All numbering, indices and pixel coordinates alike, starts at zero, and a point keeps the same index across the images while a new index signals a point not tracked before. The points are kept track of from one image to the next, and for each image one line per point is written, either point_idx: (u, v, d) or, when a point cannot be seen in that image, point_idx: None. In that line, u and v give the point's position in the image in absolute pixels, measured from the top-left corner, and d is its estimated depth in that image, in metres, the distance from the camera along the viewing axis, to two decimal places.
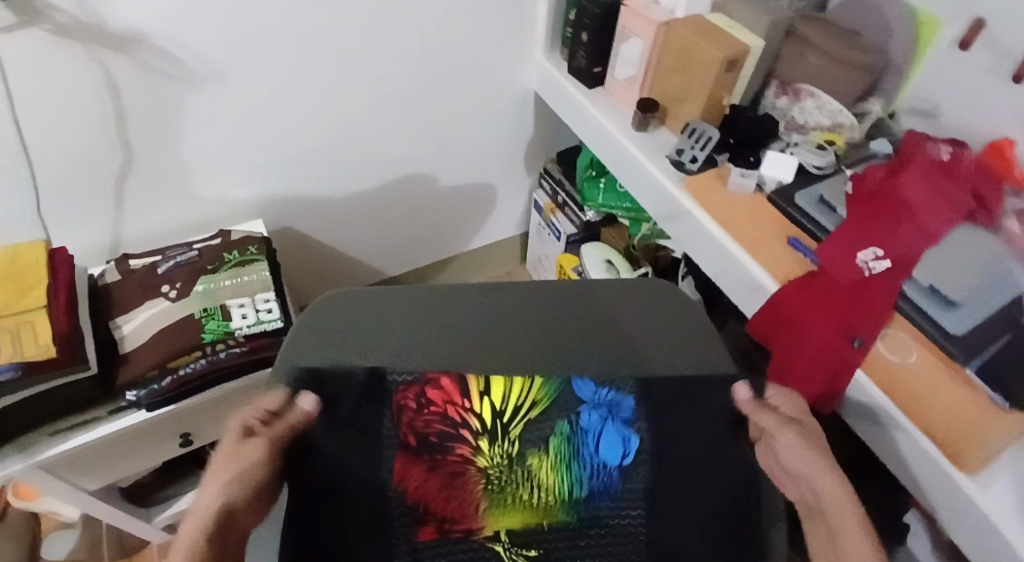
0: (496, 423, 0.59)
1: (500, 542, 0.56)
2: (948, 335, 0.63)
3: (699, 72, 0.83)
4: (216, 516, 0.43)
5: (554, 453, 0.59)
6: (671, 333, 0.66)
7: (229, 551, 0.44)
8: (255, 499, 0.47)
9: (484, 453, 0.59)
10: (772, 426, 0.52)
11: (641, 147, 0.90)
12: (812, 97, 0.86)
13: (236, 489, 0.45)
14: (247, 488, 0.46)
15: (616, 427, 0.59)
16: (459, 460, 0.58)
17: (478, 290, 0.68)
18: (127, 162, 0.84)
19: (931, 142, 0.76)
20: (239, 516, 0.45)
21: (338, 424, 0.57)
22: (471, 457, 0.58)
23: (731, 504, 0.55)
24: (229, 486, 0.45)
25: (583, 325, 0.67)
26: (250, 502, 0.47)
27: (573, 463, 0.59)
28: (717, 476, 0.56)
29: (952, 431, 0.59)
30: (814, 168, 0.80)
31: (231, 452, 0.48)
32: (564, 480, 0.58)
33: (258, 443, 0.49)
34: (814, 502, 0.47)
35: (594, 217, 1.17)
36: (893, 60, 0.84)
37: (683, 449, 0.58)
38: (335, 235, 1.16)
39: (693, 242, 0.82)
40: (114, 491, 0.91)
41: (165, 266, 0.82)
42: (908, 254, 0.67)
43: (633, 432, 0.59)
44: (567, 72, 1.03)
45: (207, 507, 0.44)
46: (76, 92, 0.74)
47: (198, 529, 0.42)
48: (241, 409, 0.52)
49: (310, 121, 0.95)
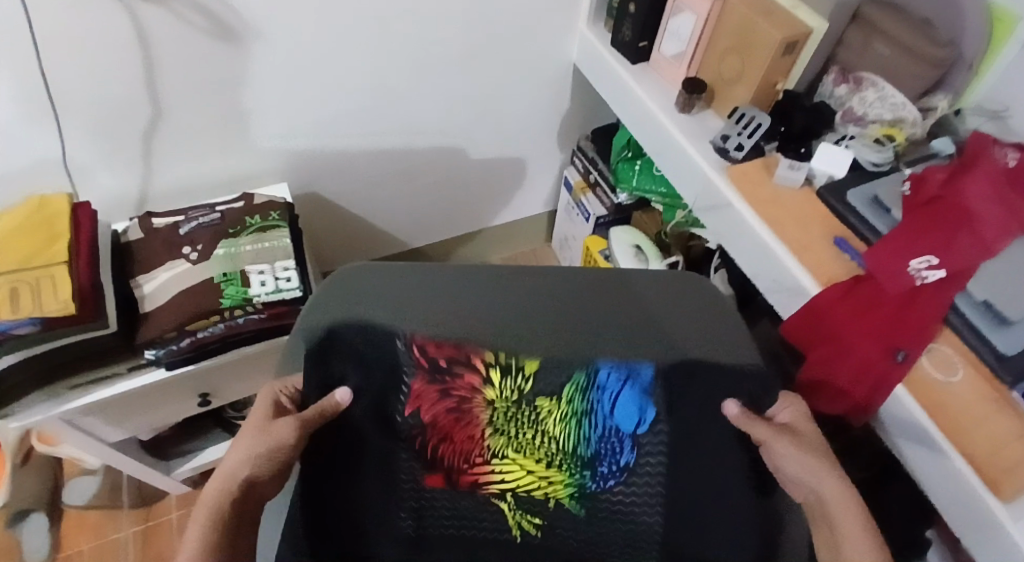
0: (512, 383, 0.58)
1: (505, 502, 0.61)
2: (999, 357, 0.59)
3: (754, 53, 0.78)
4: (238, 487, 0.45)
5: (567, 401, 0.58)
6: (691, 314, 0.59)
7: (245, 519, 0.46)
8: (278, 473, 0.48)
9: (495, 388, 0.58)
10: (766, 435, 0.52)
11: (684, 130, 0.85)
12: (874, 86, 0.79)
13: (261, 463, 0.47)
14: (273, 464, 0.47)
15: (634, 393, 0.57)
16: (466, 389, 0.58)
17: (486, 273, 0.60)
18: (155, 117, 0.83)
19: (996, 144, 0.69)
20: (259, 487, 0.47)
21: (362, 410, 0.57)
22: (479, 388, 0.58)
23: (754, 523, 0.54)
24: (254, 460, 0.47)
25: (608, 306, 0.59)
26: (273, 474, 0.48)
27: (585, 419, 0.59)
28: (739, 496, 0.55)
29: (990, 458, 0.55)
30: (870, 165, 0.75)
31: (259, 428, 0.49)
32: (575, 436, 0.59)
33: (287, 423, 0.49)
34: (815, 502, 0.47)
35: (626, 200, 1.13)
36: (964, 54, 0.73)
37: (700, 451, 0.56)
38: (361, 202, 1.14)
39: (731, 236, 0.78)
40: (133, 443, 0.93)
41: (188, 227, 0.81)
42: (965, 266, 0.62)
43: (651, 402, 0.57)
44: (611, 45, 0.98)
45: (231, 476, 0.46)
46: (107, 43, 0.72)
47: (224, 492, 0.45)
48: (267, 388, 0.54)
49: (342, 82, 0.92)
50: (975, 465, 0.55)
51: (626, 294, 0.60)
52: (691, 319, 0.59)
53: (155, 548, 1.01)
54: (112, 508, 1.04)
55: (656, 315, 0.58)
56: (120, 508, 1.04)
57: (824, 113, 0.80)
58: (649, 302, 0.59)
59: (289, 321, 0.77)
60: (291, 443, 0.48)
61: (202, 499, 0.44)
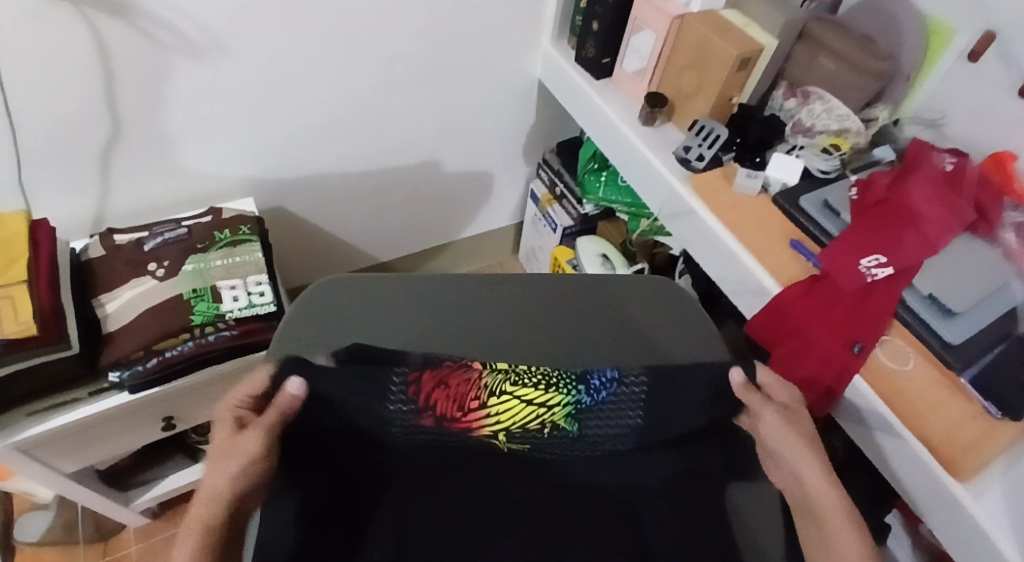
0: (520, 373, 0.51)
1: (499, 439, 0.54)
2: (946, 344, 0.64)
3: (711, 69, 0.83)
4: (228, 502, 0.43)
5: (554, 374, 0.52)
6: (677, 324, 0.66)
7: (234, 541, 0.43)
8: (262, 487, 0.45)
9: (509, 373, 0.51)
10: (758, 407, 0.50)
11: (647, 142, 0.89)
12: (821, 99, 0.84)
13: (246, 478, 0.44)
14: (253, 476, 0.44)
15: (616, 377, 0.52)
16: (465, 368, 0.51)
17: (477, 281, 0.68)
18: (115, 134, 0.81)
19: (934, 151, 0.77)
20: (247, 501, 0.44)
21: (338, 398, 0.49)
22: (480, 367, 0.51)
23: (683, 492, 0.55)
24: (237, 472, 0.43)
25: (602, 323, 0.66)
26: (257, 489, 0.45)
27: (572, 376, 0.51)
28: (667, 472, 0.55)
29: (947, 440, 0.60)
30: (819, 172, 0.81)
31: (228, 442, 0.45)
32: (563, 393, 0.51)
33: (254, 430, 0.45)
34: None
35: (592, 210, 1.17)
36: (902, 67, 0.82)
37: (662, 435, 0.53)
38: (331, 217, 1.13)
39: (695, 241, 0.82)
40: (91, 473, 0.89)
41: (153, 243, 0.79)
42: (911, 263, 0.67)
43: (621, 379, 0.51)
44: (574, 62, 1.01)
45: (217, 494, 0.42)
46: (66, 60, 0.70)
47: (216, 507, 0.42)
48: (225, 399, 0.49)
49: (312, 95, 0.92)
50: (933, 446, 0.59)
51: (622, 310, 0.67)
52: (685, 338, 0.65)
53: None
54: (68, 544, 0.99)
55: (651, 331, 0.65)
56: (76, 543, 0.99)
57: (774, 125, 0.85)
58: (638, 319, 0.66)
59: (261, 337, 0.75)
60: (258, 454, 0.44)
61: (188, 519, 0.41)
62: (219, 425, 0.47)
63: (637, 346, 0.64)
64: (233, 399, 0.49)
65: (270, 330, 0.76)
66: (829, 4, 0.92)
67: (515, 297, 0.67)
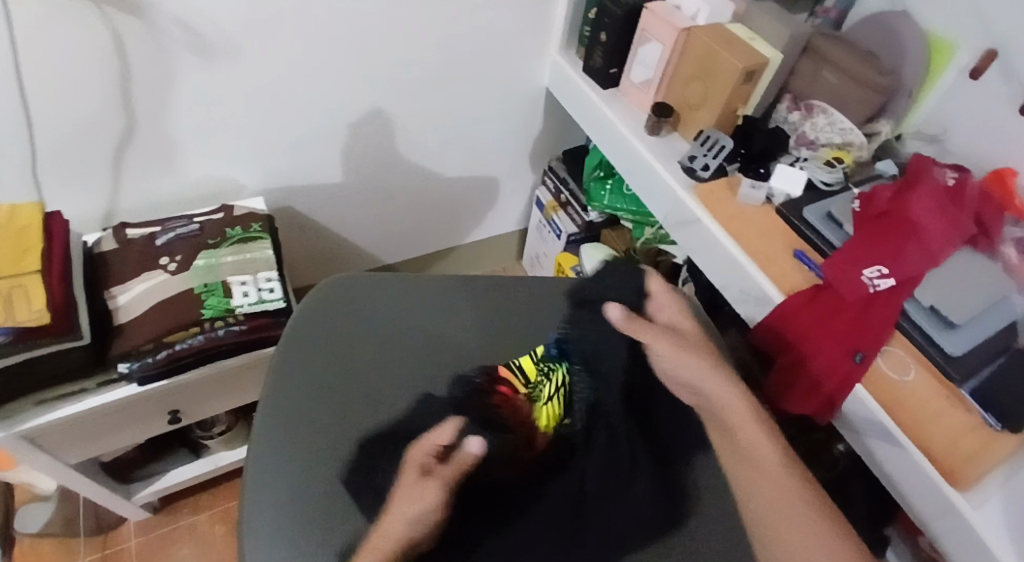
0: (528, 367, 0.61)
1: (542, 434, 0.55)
2: (947, 356, 0.65)
3: (718, 80, 0.85)
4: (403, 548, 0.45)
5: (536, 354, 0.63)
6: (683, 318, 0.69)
7: None
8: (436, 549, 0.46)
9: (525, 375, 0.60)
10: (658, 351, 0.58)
11: (654, 151, 0.90)
12: (825, 113, 0.86)
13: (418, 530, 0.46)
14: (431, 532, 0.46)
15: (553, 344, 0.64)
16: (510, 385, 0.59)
17: (482, 284, 0.71)
18: (130, 130, 0.82)
19: (936, 165, 0.78)
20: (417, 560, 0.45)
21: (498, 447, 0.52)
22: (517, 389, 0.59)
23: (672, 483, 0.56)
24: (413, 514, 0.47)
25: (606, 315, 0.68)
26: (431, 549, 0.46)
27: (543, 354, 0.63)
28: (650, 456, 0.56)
29: (948, 450, 0.61)
30: (822, 184, 0.82)
31: (412, 489, 0.48)
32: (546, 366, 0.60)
33: (434, 482, 0.48)
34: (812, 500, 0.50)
35: (597, 218, 1.18)
36: (905, 82, 0.84)
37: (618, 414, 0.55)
38: (339, 217, 1.15)
39: (700, 249, 0.83)
40: (95, 466, 0.89)
41: (165, 238, 0.80)
42: (913, 274, 0.68)
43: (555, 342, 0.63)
44: (582, 71, 1.03)
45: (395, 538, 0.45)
46: (84, 56, 0.71)
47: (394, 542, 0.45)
48: (417, 445, 0.53)
49: (324, 97, 0.93)
50: (931, 454, 0.60)
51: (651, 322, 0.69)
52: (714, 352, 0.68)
53: None
54: (68, 536, 0.99)
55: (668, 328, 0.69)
56: (76, 537, 1.00)
57: (779, 137, 0.87)
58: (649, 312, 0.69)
59: (271, 333, 0.77)
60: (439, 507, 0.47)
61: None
62: (409, 470, 0.50)
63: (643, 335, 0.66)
64: (423, 446, 0.52)
65: (278, 325, 0.78)
66: (833, 18, 0.95)
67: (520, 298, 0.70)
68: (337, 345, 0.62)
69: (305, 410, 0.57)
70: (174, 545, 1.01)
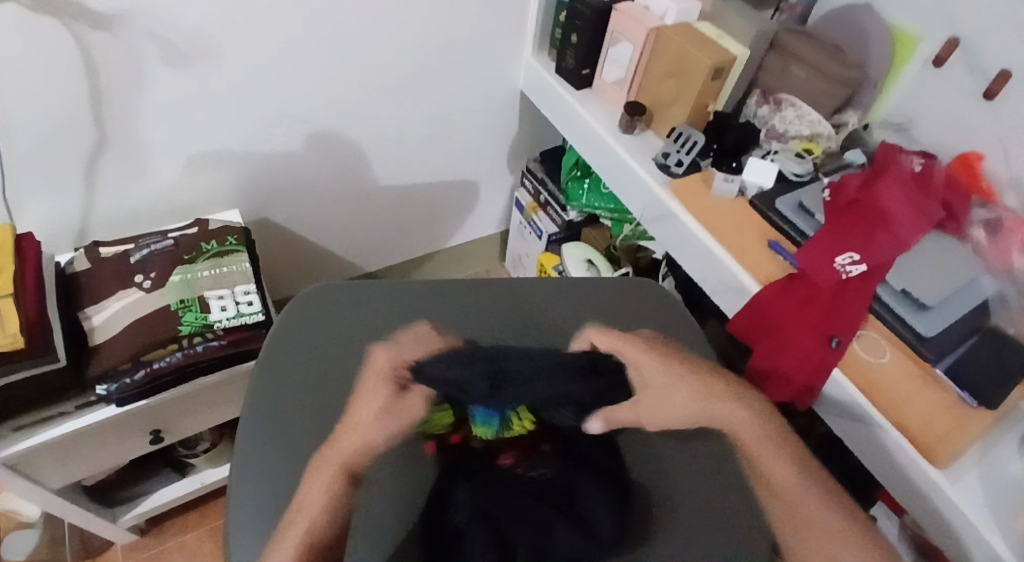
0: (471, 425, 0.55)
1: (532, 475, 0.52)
2: (920, 338, 0.67)
3: (688, 77, 0.86)
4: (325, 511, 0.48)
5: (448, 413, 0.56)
6: (643, 314, 0.71)
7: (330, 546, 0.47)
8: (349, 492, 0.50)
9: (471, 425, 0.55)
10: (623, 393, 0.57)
11: (628, 149, 0.91)
12: (793, 106, 0.88)
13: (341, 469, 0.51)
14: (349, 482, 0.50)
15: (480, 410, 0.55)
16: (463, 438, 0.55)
17: (466, 287, 0.71)
18: (100, 147, 0.81)
19: (903, 153, 0.80)
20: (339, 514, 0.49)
21: (550, 487, 0.51)
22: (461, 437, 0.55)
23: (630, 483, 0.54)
24: (378, 423, 0.53)
25: (568, 308, 0.70)
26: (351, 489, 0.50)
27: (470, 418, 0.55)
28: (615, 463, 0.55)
29: (928, 430, 0.62)
30: (793, 175, 0.84)
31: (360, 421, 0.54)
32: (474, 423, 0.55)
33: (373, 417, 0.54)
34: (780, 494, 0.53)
35: (576, 217, 1.19)
36: (870, 75, 0.86)
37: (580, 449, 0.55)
38: (318, 226, 1.14)
39: (676, 244, 0.85)
40: (78, 490, 0.88)
41: (139, 255, 0.79)
42: (883, 260, 0.69)
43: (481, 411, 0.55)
44: (555, 72, 1.04)
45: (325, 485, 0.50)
46: (51, 71, 0.70)
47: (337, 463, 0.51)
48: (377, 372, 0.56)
49: (301, 105, 0.93)
50: (910, 434, 0.62)
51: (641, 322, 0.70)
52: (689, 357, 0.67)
53: None
54: None
55: (636, 322, 0.70)
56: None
57: (750, 132, 0.88)
58: (619, 312, 0.70)
59: (251, 345, 0.77)
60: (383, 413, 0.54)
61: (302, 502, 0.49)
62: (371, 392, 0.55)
63: (606, 326, 0.69)
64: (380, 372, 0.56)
65: (259, 338, 0.77)
66: (798, 14, 0.96)
67: (501, 297, 0.70)
68: (333, 343, 0.63)
69: (293, 407, 0.58)
70: None
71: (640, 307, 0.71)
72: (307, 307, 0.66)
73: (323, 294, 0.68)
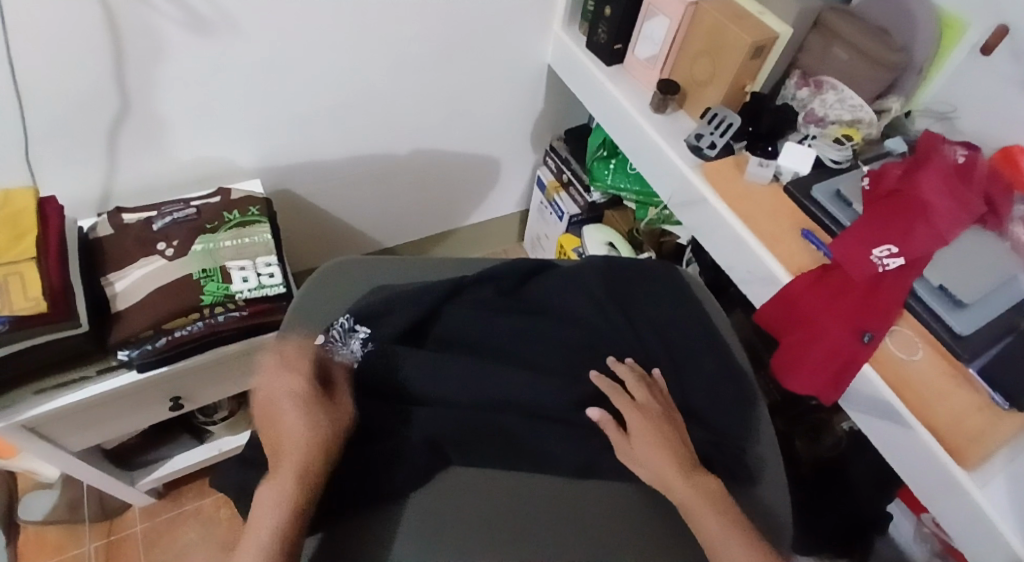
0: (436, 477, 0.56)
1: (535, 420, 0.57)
2: (956, 335, 0.64)
3: (725, 56, 0.82)
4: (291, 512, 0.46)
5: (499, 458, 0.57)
6: (676, 320, 0.67)
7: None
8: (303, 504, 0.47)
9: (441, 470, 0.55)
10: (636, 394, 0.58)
11: (659, 129, 0.89)
12: (834, 89, 0.84)
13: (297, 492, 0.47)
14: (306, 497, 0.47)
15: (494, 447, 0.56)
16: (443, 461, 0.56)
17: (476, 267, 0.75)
18: (122, 112, 0.80)
19: (946, 143, 0.77)
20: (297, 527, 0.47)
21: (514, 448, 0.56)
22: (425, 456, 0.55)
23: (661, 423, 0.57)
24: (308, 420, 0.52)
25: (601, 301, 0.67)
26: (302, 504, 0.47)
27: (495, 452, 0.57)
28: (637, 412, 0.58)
29: (955, 431, 0.60)
30: (831, 162, 0.81)
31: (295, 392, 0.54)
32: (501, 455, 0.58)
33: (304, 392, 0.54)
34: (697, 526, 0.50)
35: (600, 199, 1.17)
36: (915, 58, 0.82)
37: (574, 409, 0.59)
38: (336, 201, 1.13)
39: (705, 229, 0.83)
40: (98, 453, 0.90)
41: (161, 222, 0.79)
42: (922, 254, 0.67)
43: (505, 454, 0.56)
44: (585, 46, 1.01)
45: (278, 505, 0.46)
46: (79, 36, 0.69)
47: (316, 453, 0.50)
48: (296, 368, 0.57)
49: (323, 71, 0.91)
50: (937, 433, 0.60)
51: (698, 308, 0.69)
52: (722, 359, 0.65)
53: None
54: (73, 523, 1.00)
55: (670, 319, 0.67)
56: (81, 523, 1.00)
57: (787, 115, 0.84)
58: (652, 310, 0.68)
59: (273, 318, 0.76)
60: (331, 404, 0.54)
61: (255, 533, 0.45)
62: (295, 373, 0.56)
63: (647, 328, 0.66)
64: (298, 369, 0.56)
65: (280, 311, 0.76)
66: None
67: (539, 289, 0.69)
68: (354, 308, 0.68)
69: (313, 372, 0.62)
70: (180, 529, 1.02)
71: (673, 307, 0.69)
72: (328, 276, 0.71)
73: (374, 274, 0.72)
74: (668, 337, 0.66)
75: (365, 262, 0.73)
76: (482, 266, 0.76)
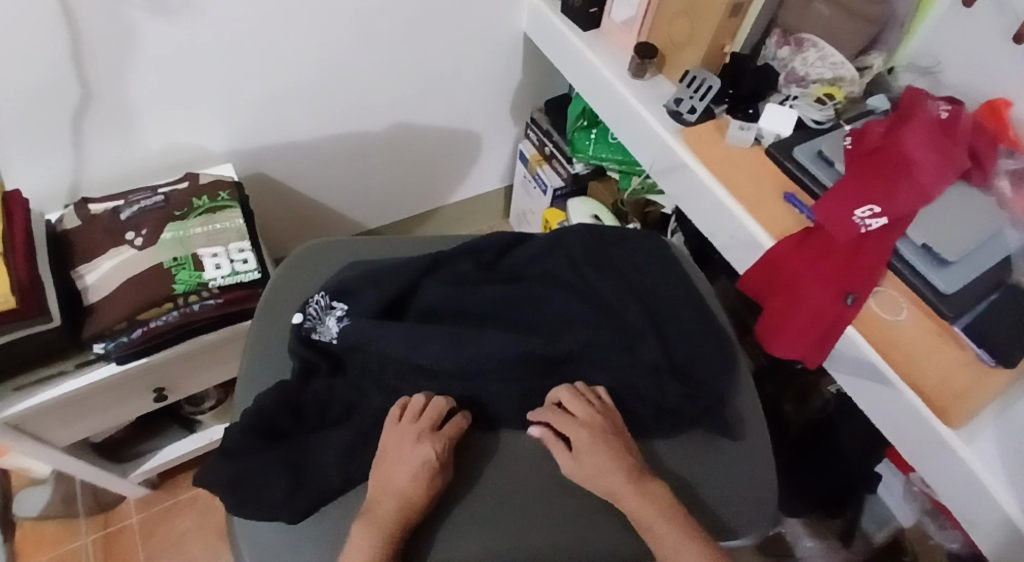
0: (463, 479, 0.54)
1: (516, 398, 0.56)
2: (940, 294, 0.63)
3: (702, 16, 0.80)
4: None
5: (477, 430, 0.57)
6: (657, 287, 0.66)
7: None
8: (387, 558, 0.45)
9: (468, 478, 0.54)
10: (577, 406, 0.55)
11: (637, 95, 0.87)
12: (815, 46, 0.82)
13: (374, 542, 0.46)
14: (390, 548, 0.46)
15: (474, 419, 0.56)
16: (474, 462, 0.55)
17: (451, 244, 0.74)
18: (83, 103, 0.77)
19: (930, 98, 0.75)
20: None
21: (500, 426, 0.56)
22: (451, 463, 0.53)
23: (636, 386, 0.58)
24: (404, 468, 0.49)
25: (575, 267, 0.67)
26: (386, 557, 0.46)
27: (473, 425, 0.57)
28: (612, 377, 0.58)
29: (942, 391, 0.59)
30: (813, 123, 0.79)
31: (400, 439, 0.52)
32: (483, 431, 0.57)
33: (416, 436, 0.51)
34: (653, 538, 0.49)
35: (582, 170, 1.15)
36: (897, 13, 0.81)
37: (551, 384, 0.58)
38: (314, 182, 1.11)
39: (687, 196, 0.81)
40: (85, 447, 0.89)
41: (128, 212, 0.77)
42: (906, 213, 0.65)
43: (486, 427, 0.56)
44: (562, 12, 0.98)
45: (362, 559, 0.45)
46: (32, 22, 0.66)
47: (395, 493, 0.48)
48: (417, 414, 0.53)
49: (293, 48, 0.88)
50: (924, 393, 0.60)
51: (680, 275, 0.68)
52: (707, 326, 0.64)
53: (119, 553, 0.99)
54: (67, 517, 1.01)
55: (652, 288, 0.66)
56: (75, 516, 1.01)
57: (768, 76, 0.82)
58: (631, 276, 0.66)
59: (250, 304, 0.75)
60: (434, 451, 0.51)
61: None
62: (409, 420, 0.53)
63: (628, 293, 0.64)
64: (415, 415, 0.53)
65: (256, 297, 0.75)
66: None
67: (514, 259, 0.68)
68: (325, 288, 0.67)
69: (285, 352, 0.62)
70: (175, 518, 1.03)
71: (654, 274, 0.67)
72: (301, 258, 0.70)
73: (349, 253, 0.71)
74: (647, 302, 0.64)
75: (339, 243, 0.72)
76: (459, 241, 0.74)
